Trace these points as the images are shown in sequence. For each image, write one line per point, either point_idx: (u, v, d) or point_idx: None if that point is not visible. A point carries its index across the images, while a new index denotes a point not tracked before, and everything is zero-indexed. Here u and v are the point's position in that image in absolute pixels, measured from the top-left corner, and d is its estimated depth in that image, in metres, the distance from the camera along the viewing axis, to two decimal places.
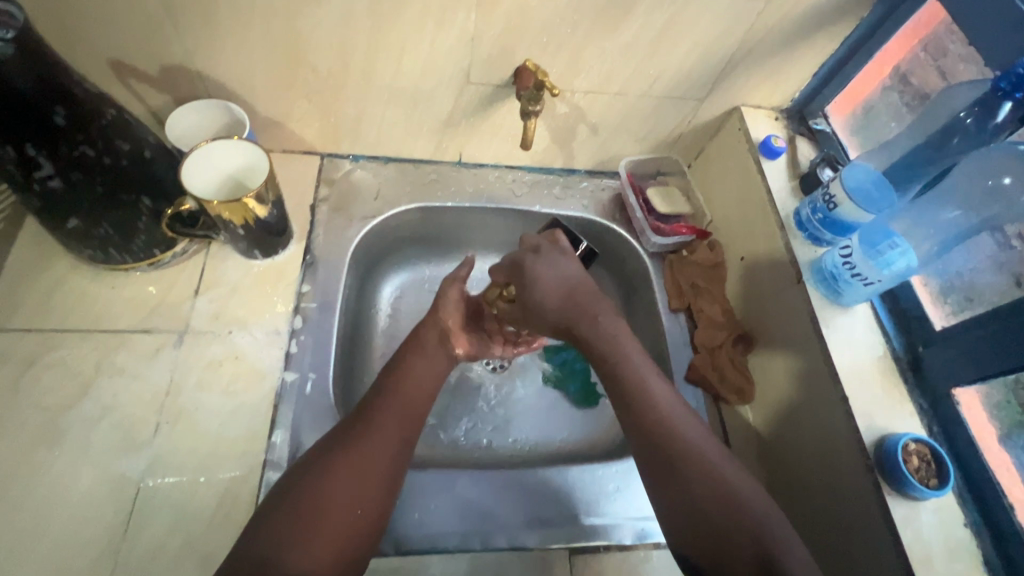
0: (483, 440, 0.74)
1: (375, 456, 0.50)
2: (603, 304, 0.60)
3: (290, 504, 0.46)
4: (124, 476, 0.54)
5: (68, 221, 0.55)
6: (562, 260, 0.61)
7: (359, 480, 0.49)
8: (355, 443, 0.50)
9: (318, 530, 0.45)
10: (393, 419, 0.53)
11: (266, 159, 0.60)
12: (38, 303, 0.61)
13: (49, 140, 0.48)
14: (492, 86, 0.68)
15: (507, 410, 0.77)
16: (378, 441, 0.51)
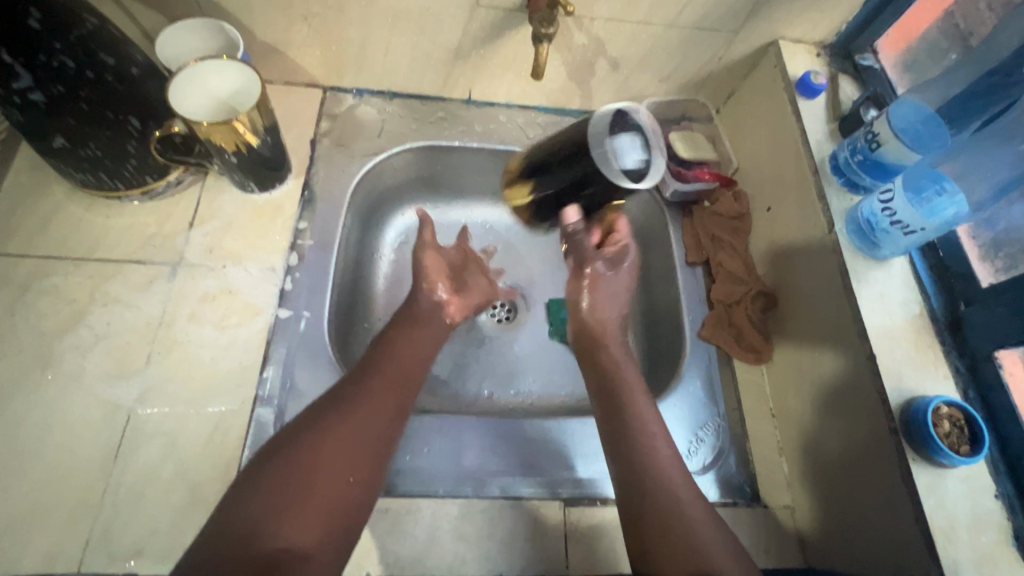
0: (484, 390, 0.72)
1: (368, 423, 0.47)
2: (614, 338, 0.62)
3: (279, 466, 0.43)
4: (116, 404, 0.53)
5: (53, 140, 0.52)
6: (624, 273, 0.63)
7: (352, 445, 0.46)
8: (348, 411, 0.48)
9: (310, 495, 0.42)
10: (388, 386, 0.51)
11: (259, 83, 0.57)
12: (32, 229, 0.60)
13: (26, 47, 0.45)
14: (504, 10, 0.62)
15: (510, 363, 0.74)
16: (372, 408, 0.48)
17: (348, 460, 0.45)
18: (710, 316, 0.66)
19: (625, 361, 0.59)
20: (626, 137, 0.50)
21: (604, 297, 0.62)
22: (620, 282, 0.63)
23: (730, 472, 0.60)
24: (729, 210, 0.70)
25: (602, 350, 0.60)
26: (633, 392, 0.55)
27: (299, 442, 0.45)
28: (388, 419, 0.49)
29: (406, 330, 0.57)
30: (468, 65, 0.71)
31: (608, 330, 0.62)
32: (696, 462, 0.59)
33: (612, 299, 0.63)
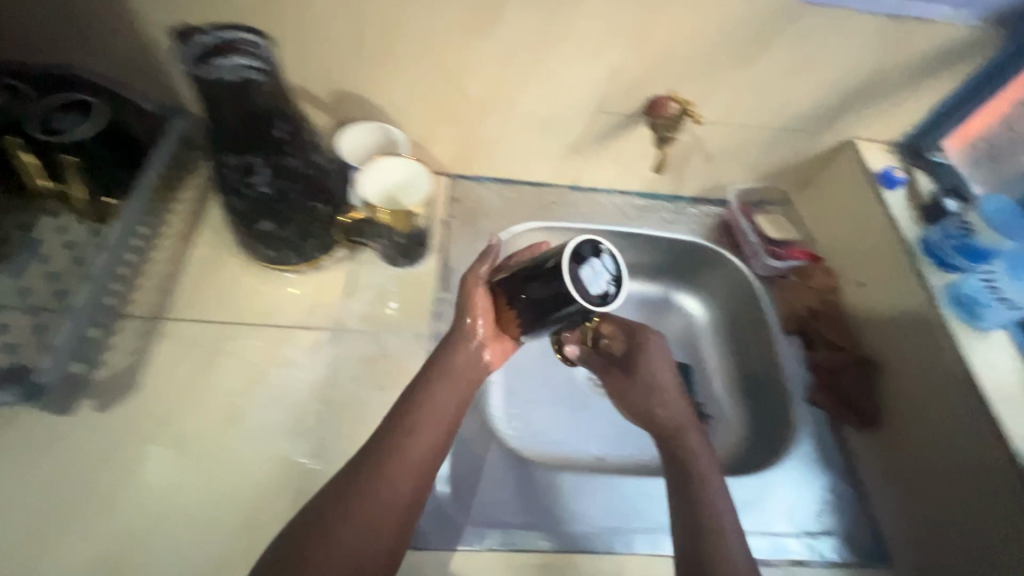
0: (592, 450, 0.77)
1: (405, 477, 0.49)
2: (694, 425, 0.62)
3: (309, 532, 0.45)
4: (296, 459, 0.58)
5: (261, 223, 0.61)
6: (655, 369, 0.66)
7: (381, 501, 0.47)
8: (384, 466, 0.49)
9: (322, 557, 0.44)
10: (428, 434, 0.51)
11: (429, 179, 0.69)
12: (216, 298, 0.68)
13: (268, 148, 0.55)
14: (624, 116, 0.74)
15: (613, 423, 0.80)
16: (410, 462, 0.49)
17: (383, 516, 0.47)
18: (815, 381, 0.72)
19: (677, 420, 0.63)
20: (589, 264, 0.44)
21: (650, 386, 0.66)
22: (669, 378, 0.66)
23: (854, 533, 0.63)
24: (822, 285, 0.78)
25: (686, 429, 0.62)
26: (705, 464, 0.58)
27: (345, 489, 0.47)
28: (420, 470, 0.50)
29: (450, 363, 0.55)
30: (580, 158, 0.82)
31: (682, 420, 0.62)
32: (823, 523, 0.63)
33: (655, 393, 0.65)
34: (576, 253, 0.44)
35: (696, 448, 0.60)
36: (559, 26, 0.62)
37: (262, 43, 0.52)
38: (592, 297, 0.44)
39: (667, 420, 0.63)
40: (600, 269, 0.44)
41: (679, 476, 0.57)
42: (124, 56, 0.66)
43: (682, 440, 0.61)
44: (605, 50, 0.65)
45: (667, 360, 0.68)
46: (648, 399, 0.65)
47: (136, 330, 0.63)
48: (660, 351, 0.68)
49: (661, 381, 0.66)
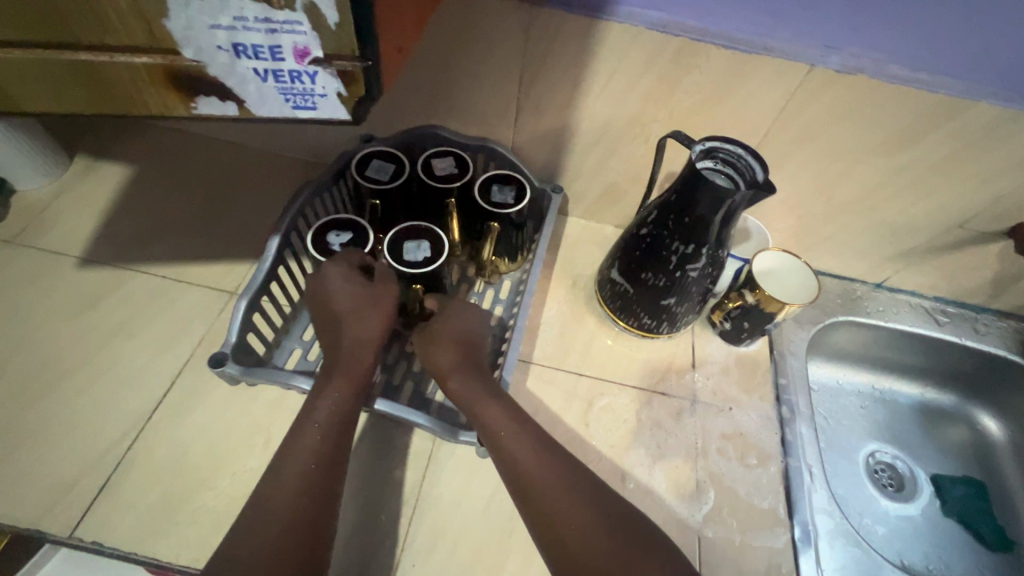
0: (897, 558, 0.78)
1: (285, 492, 0.49)
2: (515, 416, 0.57)
3: (233, 549, 0.45)
4: (685, 523, 0.63)
5: (666, 299, 0.68)
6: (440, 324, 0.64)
7: (265, 517, 0.47)
8: (272, 483, 0.50)
9: (258, 529, 0.46)
10: (305, 457, 0.52)
11: (813, 286, 0.71)
12: (583, 352, 0.75)
13: (716, 244, 0.62)
14: (980, 233, 0.76)
15: (914, 533, 0.80)
16: (288, 481, 0.50)
17: (290, 500, 0.48)
18: None
19: (546, 469, 0.52)
20: (417, 241, 0.64)
21: (443, 344, 0.63)
22: (495, 413, 0.57)
23: None
24: None
25: (516, 465, 0.53)
26: (540, 465, 0.52)
27: (288, 458, 0.51)
28: (313, 481, 0.50)
29: (336, 365, 0.59)
30: (903, 262, 0.84)
31: (521, 418, 0.57)
32: None
33: (459, 360, 0.62)
34: (409, 231, 0.65)
35: (557, 495, 0.50)
36: (971, 153, 0.66)
37: (752, 161, 0.58)
38: (403, 260, 0.63)
39: (553, 461, 0.53)
40: (422, 245, 0.63)
41: (547, 530, 0.49)
42: (541, 135, 0.77)
43: (541, 472, 0.52)
44: (1003, 177, 0.68)
45: (490, 380, 0.61)
46: (539, 451, 0.54)
47: (526, 373, 0.72)
48: (471, 317, 0.66)
49: (489, 414, 0.57)
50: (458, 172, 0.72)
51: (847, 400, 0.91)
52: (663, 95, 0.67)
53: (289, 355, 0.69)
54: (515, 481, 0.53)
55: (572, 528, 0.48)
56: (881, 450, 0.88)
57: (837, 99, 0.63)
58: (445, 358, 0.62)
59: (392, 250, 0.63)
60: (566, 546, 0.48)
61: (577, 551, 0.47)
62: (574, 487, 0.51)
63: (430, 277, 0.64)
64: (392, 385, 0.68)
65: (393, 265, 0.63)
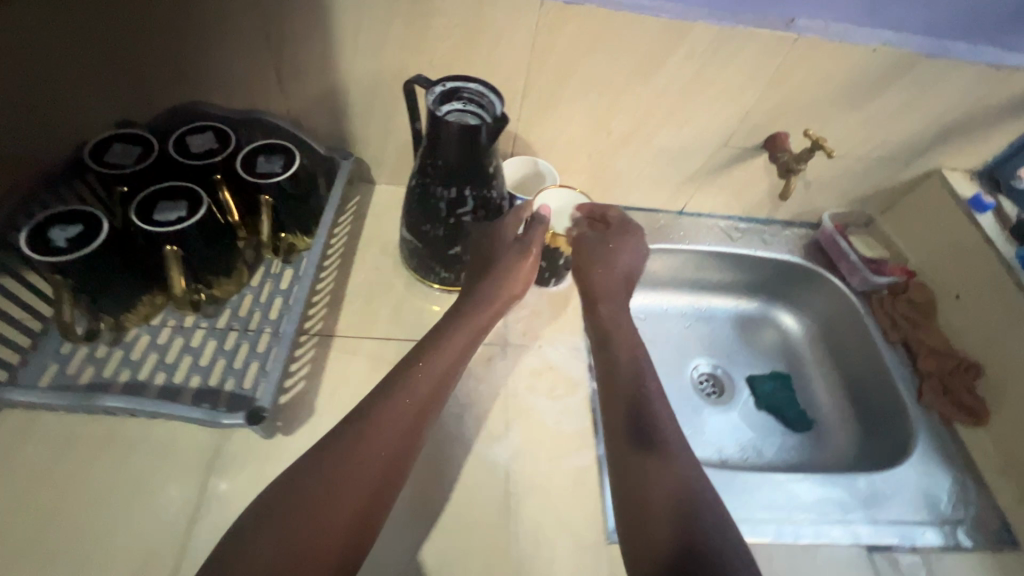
0: (716, 455, 0.85)
1: (372, 456, 0.50)
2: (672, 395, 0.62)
3: (295, 502, 0.47)
4: (493, 462, 0.64)
5: (453, 248, 0.68)
6: (618, 247, 0.76)
7: (345, 475, 0.49)
8: (355, 440, 0.51)
9: (330, 505, 0.47)
10: (393, 421, 0.53)
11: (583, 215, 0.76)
12: (390, 317, 0.74)
13: (482, 185, 0.62)
14: (744, 149, 0.83)
15: (731, 430, 0.88)
16: (377, 446, 0.51)
17: (360, 476, 0.49)
18: (927, 386, 0.79)
19: (657, 456, 0.56)
20: (172, 201, 0.61)
21: (591, 265, 0.75)
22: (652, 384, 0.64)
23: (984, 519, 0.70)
24: (919, 298, 0.85)
25: (648, 458, 0.56)
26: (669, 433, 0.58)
27: (352, 426, 0.52)
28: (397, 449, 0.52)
29: (448, 321, 0.63)
30: (693, 187, 0.90)
31: (646, 372, 0.65)
32: (957, 513, 0.70)
33: (613, 270, 0.75)
34: (166, 193, 0.62)
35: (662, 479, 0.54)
36: (708, 74, 0.71)
37: (491, 96, 0.59)
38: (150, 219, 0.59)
39: (670, 432, 0.59)
40: (174, 203, 0.61)
41: (635, 505, 0.53)
42: (315, 99, 0.73)
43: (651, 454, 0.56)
44: (743, 94, 0.74)
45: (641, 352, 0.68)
46: (682, 450, 0.57)
47: (329, 347, 0.69)
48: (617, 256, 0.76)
49: (643, 385, 0.63)
50: (219, 148, 0.67)
51: (670, 323, 0.98)
52: (418, 42, 0.66)
53: (42, 372, 0.61)
54: (621, 466, 0.57)
55: (656, 487, 0.53)
56: (701, 362, 0.96)
57: (576, 31, 0.65)
58: (598, 266, 0.75)
59: (139, 211, 0.60)
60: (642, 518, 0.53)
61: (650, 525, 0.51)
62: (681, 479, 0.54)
63: (186, 240, 0.61)
64: (170, 384, 0.62)
65: (137, 224, 0.59)
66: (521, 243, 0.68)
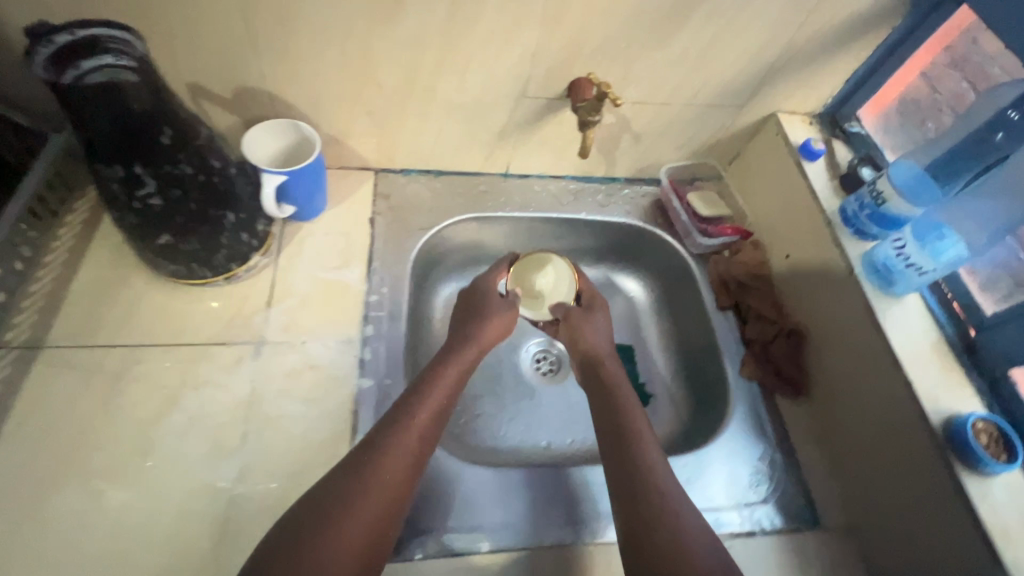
0: (542, 441, 0.79)
1: (352, 534, 0.47)
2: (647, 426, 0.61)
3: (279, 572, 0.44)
4: (216, 487, 0.55)
5: (159, 237, 0.56)
6: (599, 319, 0.74)
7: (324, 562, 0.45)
8: (340, 519, 0.48)
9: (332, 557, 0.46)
10: (381, 491, 0.51)
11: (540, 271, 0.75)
12: (119, 319, 0.63)
13: (163, 161, 0.51)
14: (547, 99, 0.72)
15: (564, 415, 0.82)
16: (381, 499, 0.50)
17: (371, 524, 0.49)
18: (749, 356, 0.73)
19: (663, 480, 0.55)
20: None
21: (592, 332, 0.72)
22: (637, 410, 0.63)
23: (786, 499, 0.64)
24: (752, 259, 0.78)
25: (653, 481, 0.55)
26: (658, 461, 0.57)
27: (369, 462, 0.52)
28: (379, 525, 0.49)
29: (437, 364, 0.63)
30: (509, 144, 0.79)
31: (625, 394, 0.65)
32: (761, 491, 0.64)
33: (597, 333, 0.72)
34: None
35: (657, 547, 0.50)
36: (466, 7, 0.59)
37: (136, 39, 0.47)
38: None
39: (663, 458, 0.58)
40: None
41: (633, 551, 0.51)
42: None
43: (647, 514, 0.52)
44: (518, 31, 0.62)
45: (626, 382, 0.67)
46: (675, 481, 0.56)
47: (30, 361, 0.58)
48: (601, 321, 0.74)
49: (630, 415, 0.62)
50: None
51: None
52: None
53: None
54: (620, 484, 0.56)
55: (682, 507, 0.53)
56: (537, 339, 0.89)
57: None
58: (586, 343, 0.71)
59: None
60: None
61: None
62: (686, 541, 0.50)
63: None
64: None
65: None
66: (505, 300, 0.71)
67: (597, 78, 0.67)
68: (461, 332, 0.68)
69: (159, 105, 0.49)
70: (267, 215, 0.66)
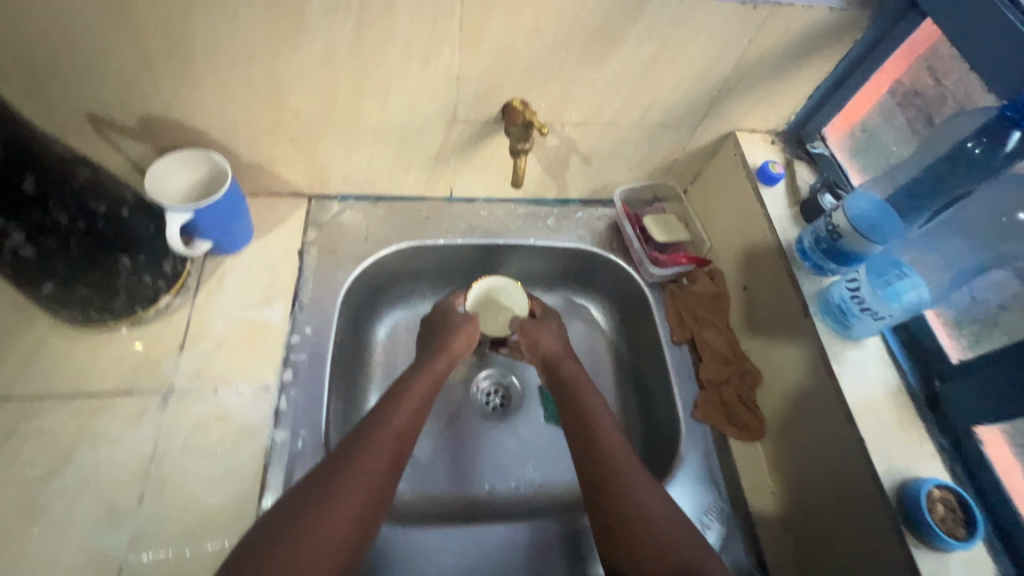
0: (484, 484, 0.72)
1: (336, 524, 0.46)
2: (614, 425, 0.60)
3: (262, 543, 0.44)
4: (105, 556, 0.51)
5: (43, 286, 0.52)
6: (552, 325, 0.72)
7: (298, 548, 0.43)
8: (318, 508, 0.46)
9: (311, 534, 0.45)
10: (366, 481, 0.49)
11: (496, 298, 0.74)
12: (15, 368, 0.59)
13: (22, 208, 0.47)
14: (481, 122, 0.66)
15: (510, 452, 0.74)
16: (360, 479, 0.49)
17: (353, 502, 0.48)
18: (700, 397, 0.67)
19: (635, 479, 0.54)
20: None
21: (549, 336, 0.70)
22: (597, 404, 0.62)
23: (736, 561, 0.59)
24: (707, 290, 0.73)
25: (625, 480, 0.53)
26: (626, 459, 0.55)
27: (357, 444, 0.52)
28: (364, 512, 0.48)
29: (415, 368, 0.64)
30: (448, 168, 0.74)
31: (585, 396, 0.63)
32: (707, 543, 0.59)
33: (550, 335, 0.70)
34: None
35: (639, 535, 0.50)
36: (374, 29, 0.54)
37: None
38: None
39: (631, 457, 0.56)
40: None
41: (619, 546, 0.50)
42: None
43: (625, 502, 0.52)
44: (436, 52, 0.57)
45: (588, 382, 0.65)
46: (649, 482, 0.54)
47: None
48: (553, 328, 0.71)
49: (597, 414, 0.60)
50: None
51: None
52: None
53: None
54: (594, 483, 0.54)
55: (653, 509, 0.51)
56: (488, 371, 0.81)
57: None
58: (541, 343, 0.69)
59: None
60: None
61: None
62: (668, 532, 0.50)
63: None
64: None
65: None
66: (457, 317, 0.70)
67: (522, 102, 0.63)
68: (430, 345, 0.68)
69: (5, 149, 0.45)
70: (179, 254, 0.61)
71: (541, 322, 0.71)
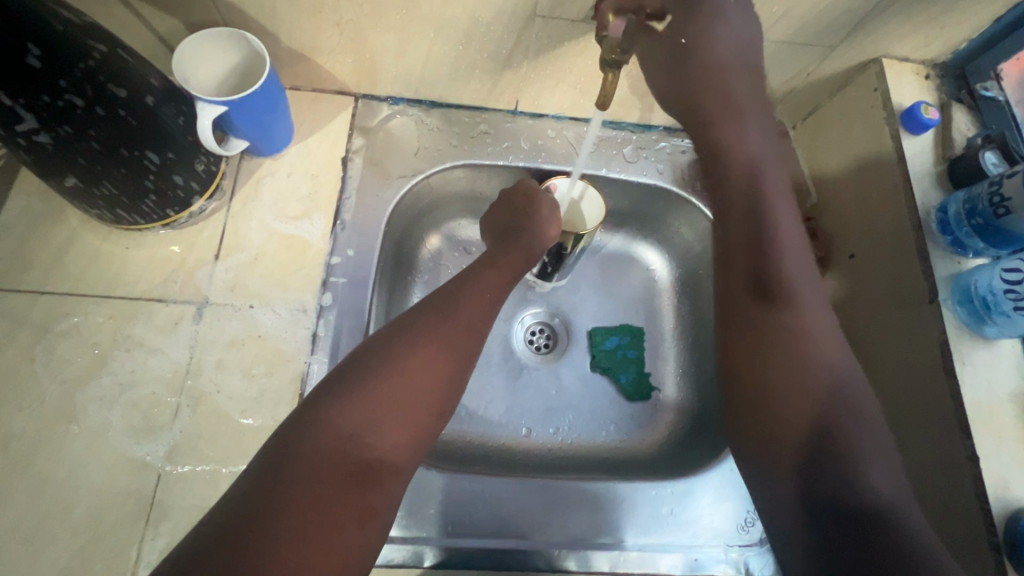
0: (523, 428, 0.69)
1: (428, 359, 0.46)
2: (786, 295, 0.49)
3: (362, 361, 0.46)
4: (143, 463, 0.51)
5: (65, 179, 0.47)
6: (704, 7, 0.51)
7: (385, 372, 0.45)
8: (415, 341, 0.47)
9: (408, 361, 0.46)
10: (454, 330, 0.48)
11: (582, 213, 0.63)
12: (46, 262, 0.55)
13: (29, 85, 0.40)
14: (568, 20, 0.54)
15: (553, 399, 0.70)
16: (455, 327, 0.49)
17: (445, 347, 0.48)
18: None
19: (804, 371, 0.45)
20: None
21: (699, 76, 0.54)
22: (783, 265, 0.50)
23: None
24: None
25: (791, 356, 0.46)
26: (790, 329, 0.48)
27: (457, 291, 0.51)
28: (452, 369, 0.47)
29: (522, 237, 0.58)
30: (518, 75, 0.63)
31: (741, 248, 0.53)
32: (754, 534, 0.59)
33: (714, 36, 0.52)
34: None
35: (781, 397, 0.45)
36: None
37: None
38: None
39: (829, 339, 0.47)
40: None
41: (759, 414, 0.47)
42: None
43: (779, 364, 0.46)
44: None
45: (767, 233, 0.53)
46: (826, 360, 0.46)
47: None
48: (721, 39, 0.52)
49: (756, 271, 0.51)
50: None
51: None
52: None
53: None
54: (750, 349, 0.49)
55: (822, 400, 0.44)
56: (536, 309, 0.74)
57: None
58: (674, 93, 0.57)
59: None
60: (818, 454, 0.43)
61: (835, 473, 0.41)
62: (809, 395, 0.44)
63: None
64: None
65: None
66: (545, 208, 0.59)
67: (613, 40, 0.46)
68: (514, 228, 0.59)
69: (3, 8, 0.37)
70: (210, 152, 0.55)
71: (736, 117, 0.56)
